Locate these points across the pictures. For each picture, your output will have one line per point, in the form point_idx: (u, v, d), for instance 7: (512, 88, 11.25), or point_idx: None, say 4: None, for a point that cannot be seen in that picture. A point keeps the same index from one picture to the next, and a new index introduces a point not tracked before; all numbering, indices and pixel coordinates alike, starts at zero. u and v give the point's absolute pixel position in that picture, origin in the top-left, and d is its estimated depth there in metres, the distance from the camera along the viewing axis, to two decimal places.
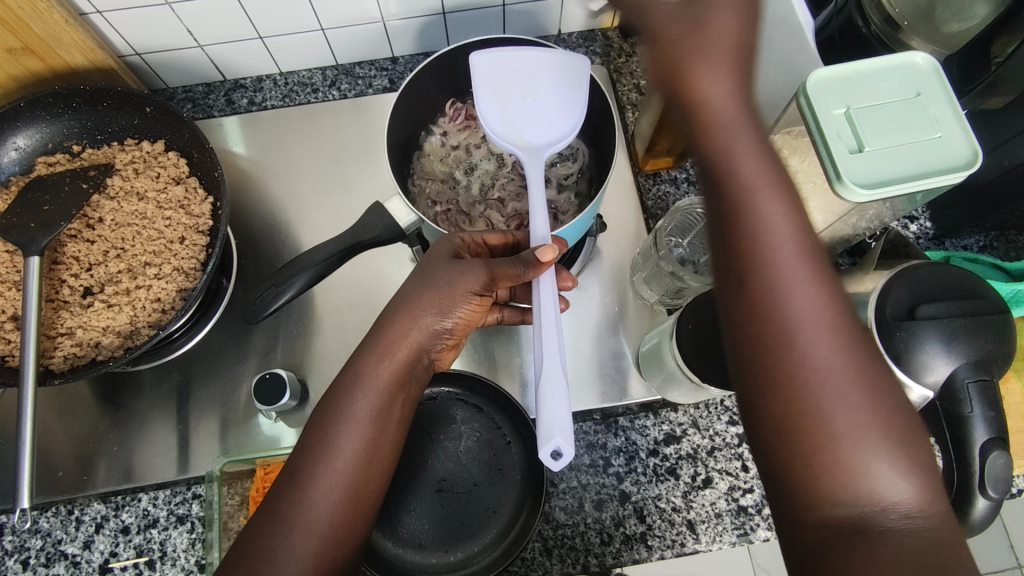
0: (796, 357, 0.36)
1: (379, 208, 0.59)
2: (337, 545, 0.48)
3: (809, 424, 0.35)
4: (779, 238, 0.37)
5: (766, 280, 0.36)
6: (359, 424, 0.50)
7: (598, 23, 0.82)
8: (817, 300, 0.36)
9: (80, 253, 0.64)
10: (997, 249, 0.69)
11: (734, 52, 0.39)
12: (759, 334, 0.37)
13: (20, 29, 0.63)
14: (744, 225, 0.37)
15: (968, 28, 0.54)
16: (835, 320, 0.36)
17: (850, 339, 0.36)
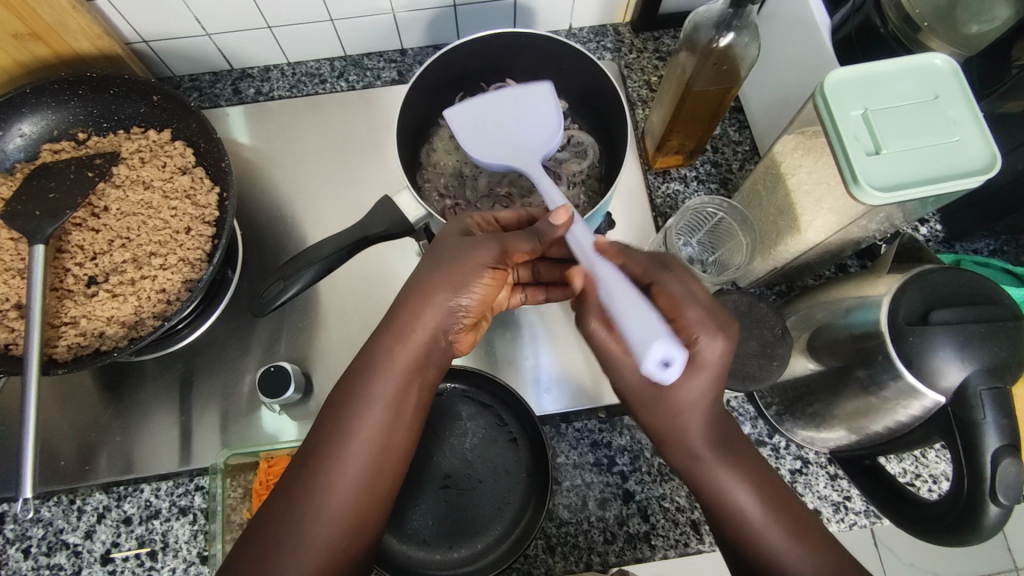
0: (744, 522, 0.46)
1: (388, 201, 0.59)
2: (351, 543, 0.47)
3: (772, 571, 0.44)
4: (695, 408, 0.45)
5: (712, 481, 0.47)
6: (381, 417, 0.49)
7: (609, 18, 0.81)
8: (742, 480, 0.47)
9: (85, 242, 0.63)
10: (1007, 253, 0.69)
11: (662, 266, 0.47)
12: (725, 528, 0.47)
13: (27, 14, 0.62)
14: (703, 480, 0.47)
15: (988, 31, 0.53)
16: (753, 480, 0.47)
17: (772, 496, 0.47)
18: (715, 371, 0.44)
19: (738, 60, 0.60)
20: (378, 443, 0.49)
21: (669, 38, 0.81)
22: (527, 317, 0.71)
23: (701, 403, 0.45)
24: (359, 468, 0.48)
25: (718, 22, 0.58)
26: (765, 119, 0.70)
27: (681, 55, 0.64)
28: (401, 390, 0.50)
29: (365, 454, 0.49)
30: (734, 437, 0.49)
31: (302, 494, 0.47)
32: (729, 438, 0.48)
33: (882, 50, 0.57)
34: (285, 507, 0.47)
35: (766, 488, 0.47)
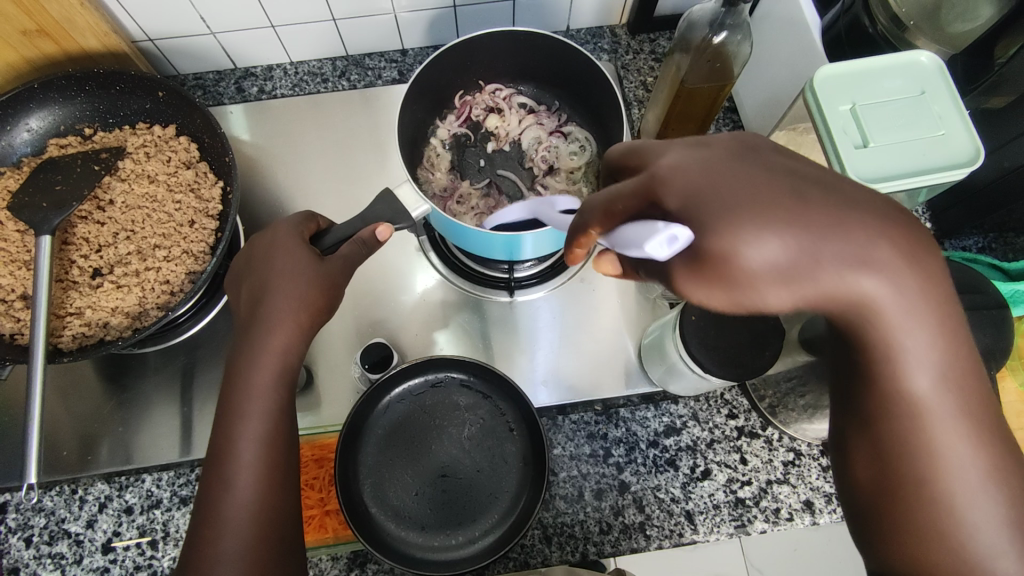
0: (941, 482, 0.30)
1: (388, 194, 0.57)
2: (268, 525, 0.44)
3: (957, 552, 0.30)
4: (883, 303, 0.29)
5: (896, 409, 0.30)
6: (268, 402, 0.46)
7: (606, 19, 0.83)
8: (963, 424, 0.30)
9: (90, 234, 0.65)
10: (995, 251, 0.71)
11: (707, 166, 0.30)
12: (897, 476, 0.31)
13: (36, 11, 0.63)
14: (887, 402, 0.31)
15: (970, 30, 0.54)
16: (982, 424, 0.30)
17: (998, 447, 0.30)
18: (803, 213, 0.28)
19: (732, 58, 0.62)
20: (282, 422, 0.46)
21: (665, 40, 0.83)
22: (524, 312, 0.72)
23: (889, 297, 0.28)
24: (258, 452, 0.45)
25: (712, 21, 0.60)
26: (758, 117, 0.71)
27: (675, 55, 0.65)
28: (282, 375, 0.47)
29: (265, 439, 0.45)
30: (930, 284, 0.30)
31: (217, 489, 0.44)
32: (966, 352, 0.30)
33: (870, 50, 0.58)
34: (210, 497, 0.44)
35: (995, 437, 0.30)
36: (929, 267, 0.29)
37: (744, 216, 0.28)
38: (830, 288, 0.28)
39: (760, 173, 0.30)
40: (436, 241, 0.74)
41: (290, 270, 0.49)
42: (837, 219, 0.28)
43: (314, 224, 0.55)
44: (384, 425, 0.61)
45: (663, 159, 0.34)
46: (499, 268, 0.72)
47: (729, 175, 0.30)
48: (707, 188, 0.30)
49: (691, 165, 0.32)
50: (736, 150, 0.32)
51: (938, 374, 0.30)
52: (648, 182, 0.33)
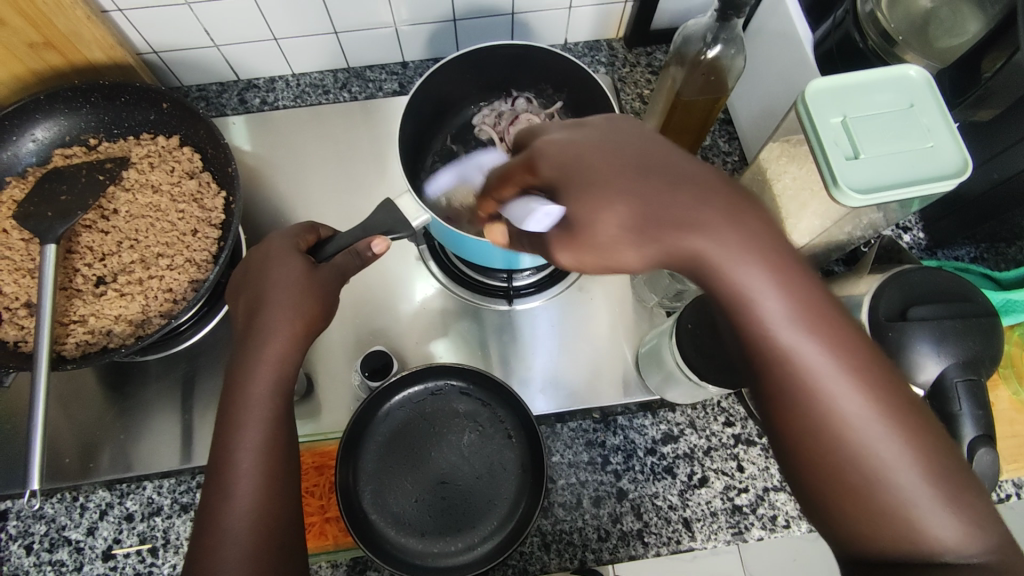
0: (818, 402, 0.34)
1: (389, 204, 0.58)
2: (268, 533, 0.44)
3: (847, 460, 0.34)
4: (717, 255, 0.34)
5: (759, 333, 0.34)
6: (266, 412, 0.46)
7: (603, 33, 0.84)
8: (822, 349, 0.34)
9: (94, 243, 0.65)
10: (987, 260, 0.72)
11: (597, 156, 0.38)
12: (783, 414, 0.35)
13: (43, 24, 0.65)
14: (754, 341, 0.35)
15: (959, 44, 0.57)
16: (836, 343, 0.34)
17: (856, 360, 0.34)
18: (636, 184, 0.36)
19: (726, 72, 0.63)
20: (280, 432, 0.47)
21: (661, 53, 0.85)
22: (523, 321, 0.73)
23: (726, 247, 0.34)
24: (257, 461, 0.45)
25: (706, 35, 0.61)
26: (753, 129, 0.73)
27: (671, 68, 0.67)
28: (280, 384, 0.48)
29: (264, 449, 0.46)
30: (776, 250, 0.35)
31: (217, 499, 0.44)
32: (809, 285, 0.35)
33: (861, 64, 0.60)
34: (212, 506, 0.44)
35: (851, 351, 0.34)
36: (750, 223, 0.35)
37: (595, 187, 0.37)
38: (669, 244, 0.35)
39: (614, 155, 0.38)
40: (436, 250, 0.75)
41: (287, 282, 0.50)
42: (671, 190, 0.36)
43: (313, 236, 0.56)
44: (384, 433, 0.62)
45: (547, 138, 0.41)
46: (498, 277, 0.73)
47: (597, 149, 0.38)
48: (579, 158, 0.38)
49: (566, 144, 0.39)
50: (604, 135, 0.40)
51: (789, 311, 0.34)
52: (533, 157, 0.40)
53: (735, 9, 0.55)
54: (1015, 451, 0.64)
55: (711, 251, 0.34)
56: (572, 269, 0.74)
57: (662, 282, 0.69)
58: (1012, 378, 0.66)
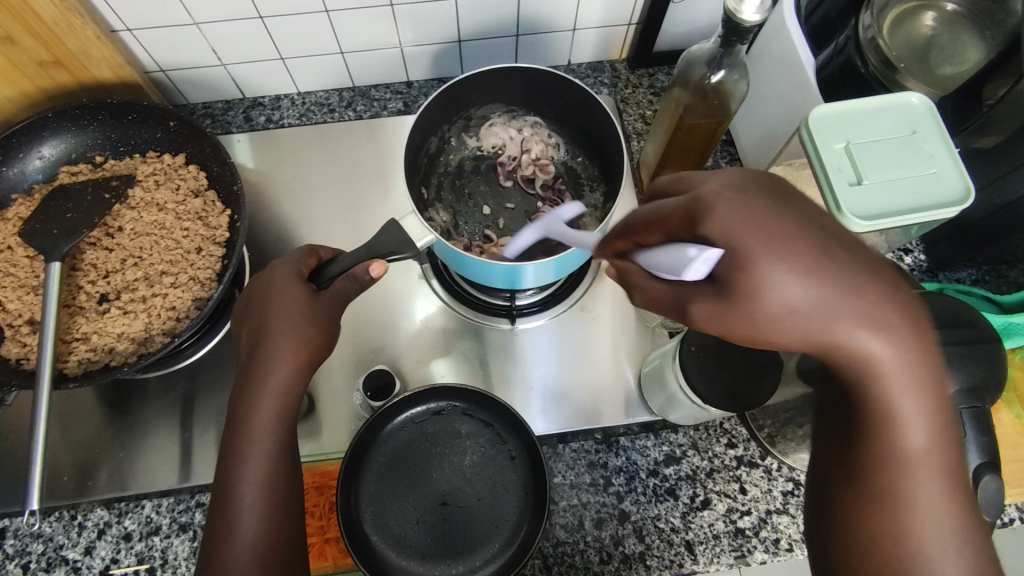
0: (906, 514, 0.34)
1: (394, 224, 0.58)
2: (272, 565, 0.44)
3: (902, 556, 0.34)
4: (892, 371, 0.33)
5: (879, 399, 0.34)
6: (269, 442, 0.47)
7: (607, 54, 0.85)
8: (938, 472, 0.34)
9: (98, 260, 0.66)
10: (989, 282, 0.72)
11: (803, 229, 0.31)
12: (873, 513, 0.35)
13: (54, 44, 0.65)
14: (882, 448, 0.35)
15: (961, 72, 0.58)
16: (948, 466, 0.34)
17: (958, 487, 0.35)
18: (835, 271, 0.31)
19: (729, 95, 0.64)
20: (283, 462, 0.47)
21: (664, 75, 0.85)
22: (525, 340, 0.73)
23: (903, 363, 0.32)
24: (262, 485, 0.45)
25: (710, 60, 0.62)
26: (756, 151, 0.73)
27: (674, 90, 0.67)
28: (284, 414, 0.48)
29: (267, 480, 0.46)
30: (929, 350, 0.33)
31: (221, 530, 0.45)
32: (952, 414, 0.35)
33: (864, 89, 0.60)
34: (219, 530, 0.45)
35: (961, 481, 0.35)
36: (927, 346, 0.33)
37: (774, 253, 0.31)
38: (837, 339, 0.32)
39: (799, 220, 0.32)
40: (439, 268, 0.75)
41: (289, 308, 0.50)
42: (863, 290, 0.31)
43: (314, 259, 0.56)
44: (385, 453, 0.62)
45: (708, 180, 0.34)
46: (500, 296, 0.73)
47: (773, 214, 0.32)
48: (761, 225, 0.32)
49: (736, 196, 0.33)
50: (773, 195, 0.33)
51: (930, 433, 0.34)
52: (698, 209, 0.33)
53: (738, 36, 0.56)
54: (1018, 476, 0.64)
55: (879, 359, 0.32)
56: (574, 289, 0.74)
57: None
58: (1015, 402, 0.66)
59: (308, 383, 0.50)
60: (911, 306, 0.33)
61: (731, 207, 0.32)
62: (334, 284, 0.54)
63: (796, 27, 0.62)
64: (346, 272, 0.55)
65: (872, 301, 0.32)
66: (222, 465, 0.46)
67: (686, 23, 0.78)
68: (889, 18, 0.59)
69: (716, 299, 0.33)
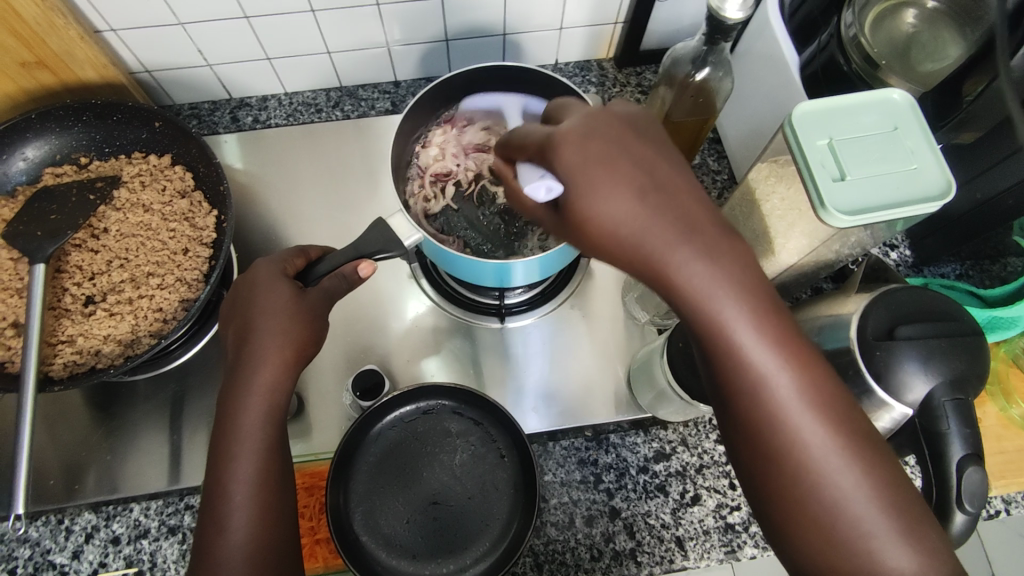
0: (779, 429, 0.34)
1: (381, 223, 0.58)
2: (262, 566, 0.44)
3: (798, 486, 0.34)
4: (697, 285, 0.33)
5: (712, 324, 0.34)
6: (258, 441, 0.46)
7: (594, 53, 0.85)
8: (799, 389, 0.34)
9: (83, 262, 0.65)
10: (972, 277, 0.73)
11: (619, 162, 0.35)
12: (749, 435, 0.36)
13: (36, 44, 0.65)
14: (732, 370, 0.34)
15: (943, 68, 0.59)
16: (797, 360, 0.34)
17: (822, 391, 0.34)
18: (643, 195, 0.34)
19: (714, 93, 0.64)
20: (272, 460, 0.47)
21: (650, 73, 0.86)
22: (514, 338, 0.73)
23: (709, 278, 0.33)
24: (251, 487, 0.45)
25: (694, 58, 0.63)
26: (742, 148, 0.73)
27: (661, 88, 0.68)
28: (271, 413, 0.47)
29: (257, 479, 0.46)
30: (746, 268, 0.34)
31: (211, 530, 0.45)
32: (783, 317, 0.35)
33: (847, 86, 0.61)
34: (209, 532, 0.45)
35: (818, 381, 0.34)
36: (728, 249, 0.34)
37: (592, 189, 0.35)
38: (648, 263, 0.34)
39: (621, 153, 0.35)
40: (428, 267, 0.75)
41: (275, 307, 0.50)
42: (650, 208, 0.34)
43: (301, 259, 0.56)
44: (375, 453, 0.61)
45: (565, 125, 0.38)
46: (489, 294, 0.73)
47: (605, 149, 0.35)
48: (593, 151, 0.35)
49: (584, 134, 0.36)
50: (618, 136, 0.36)
51: (766, 346, 0.34)
52: (547, 149, 0.37)
53: (723, 33, 0.57)
54: (1002, 467, 0.65)
55: (687, 280, 0.33)
56: (564, 286, 0.74)
57: (653, 300, 0.70)
58: (998, 394, 0.67)
59: (295, 381, 0.50)
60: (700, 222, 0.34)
61: (567, 137, 0.37)
62: (321, 283, 0.54)
63: (780, 25, 0.62)
64: (333, 271, 0.55)
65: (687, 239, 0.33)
66: (208, 464, 0.46)
67: (673, 21, 0.78)
68: (870, 17, 0.60)
69: (556, 215, 0.39)
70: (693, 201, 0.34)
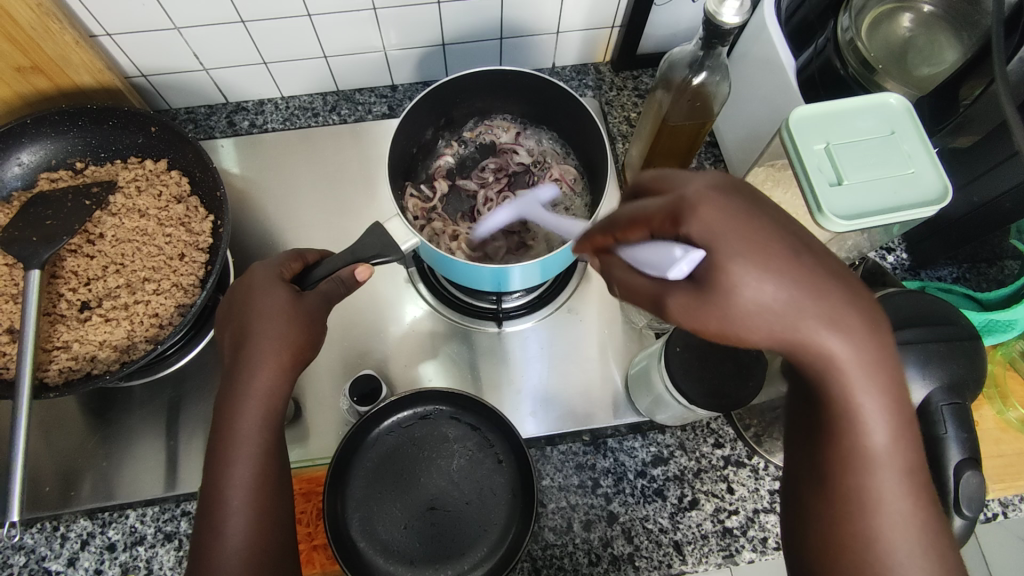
0: (872, 506, 0.35)
1: (378, 228, 0.58)
2: (262, 571, 0.44)
3: (869, 556, 0.35)
4: (851, 371, 0.33)
5: (839, 404, 0.35)
6: (254, 446, 0.46)
7: (591, 57, 0.85)
8: (903, 477, 0.35)
9: (79, 268, 0.65)
10: (969, 280, 0.73)
11: (771, 237, 0.33)
12: (829, 499, 0.36)
13: (31, 49, 0.65)
14: (848, 446, 0.35)
15: (940, 71, 0.59)
16: (910, 459, 0.35)
17: (920, 483, 0.35)
18: (795, 272, 0.32)
19: (711, 98, 0.64)
20: (269, 465, 0.46)
21: (647, 77, 0.86)
22: (511, 341, 0.73)
23: (859, 367, 0.33)
24: (250, 493, 0.45)
25: (691, 62, 0.63)
26: (739, 151, 0.74)
27: (657, 92, 0.68)
28: (269, 416, 0.47)
29: (255, 484, 0.45)
30: (895, 368, 0.34)
31: (207, 535, 0.44)
32: (909, 415, 0.35)
33: (844, 90, 0.61)
34: (207, 537, 0.44)
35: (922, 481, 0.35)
36: (885, 349, 0.34)
37: (741, 256, 0.33)
38: (798, 341, 0.33)
39: (769, 225, 0.34)
40: (425, 272, 0.75)
41: (273, 312, 0.49)
42: (823, 290, 0.33)
43: (299, 263, 0.55)
44: (372, 458, 0.61)
45: (688, 184, 0.36)
46: (487, 299, 0.73)
47: (741, 212, 0.34)
48: (730, 214, 0.34)
49: (717, 198, 0.35)
50: (752, 203, 0.35)
51: (891, 438, 0.35)
52: (680, 210, 0.35)
53: (719, 38, 0.57)
54: (999, 471, 0.65)
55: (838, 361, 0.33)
56: (561, 291, 0.74)
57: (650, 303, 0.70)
58: (996, 397, 0.67)
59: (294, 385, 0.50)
60: (866, 311, 0.33)
61: (696, 193, 0.35)
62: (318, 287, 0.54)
63: (776, 29, 0.62)
64: (329, 275, 0.55)
65: (849, 331, 0.33)
66: (206, 470, 0.46)
67: (669, 25, 0.78)
68: (866, 20, 0.59)
69: (694, 294, 0.34)
70: (858, 287, 0.34)
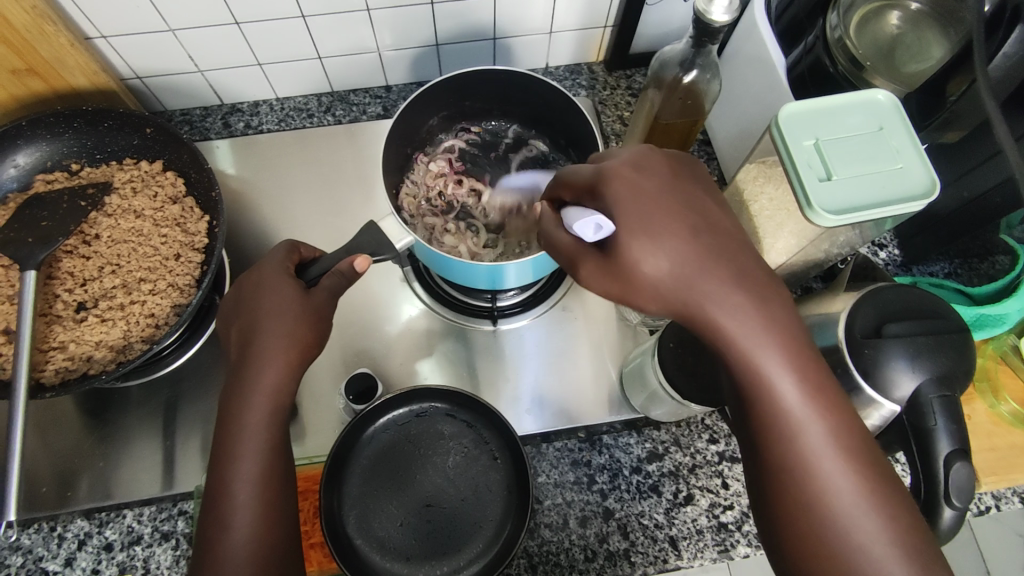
0: (795, 455, 0.36)
1: (372, 226, 0.58)
2: (267, 566, 0.44)
3: (809, 508, 0.36)
4: (733, 326, 0.36)
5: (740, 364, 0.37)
6: (261, 442, 0.46)
7: (584, 57, 0.86)
8: (823, 426, 0.36)
9: (75, 269, 0.65)
10: (960, 275, 0.73)
11: (666, 209, 0.39)
12: (766, 461, 0.38)
13: (26, 51, 0.65)
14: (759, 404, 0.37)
15: (926, 68, 0.59)
16: (823, 404, 0.37)
17: (840, 423, 0.37)
18: (689, 244, 0.38)
19: (702, 95, 0.65)
20: (276, 461, 0.47)
21: (640, 76, 0.86)
22: (506, 339, 0.73)
23: (743, 318, 0.36)
24: (255, 488, 0.45)
25: (682, 60, 0.63)
26: (731, 149, 0.74)
27: (649, 91, 0.68)
28: (275, 412, 0.47)
29: (260, 479, 0.46)
30: (785, 316, 0.37)
31: (214, 530, 0.45)
32: (812, 357, 0.37)
33: (833, 87, 0.62)
34: (212, 531, 0.44)
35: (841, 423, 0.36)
36: (770, 299, 0.37)
37: (638, 232, 0.38)
38: (691, 305, 0.37)
39: (675, 204, 0.39)
40: (420, 271, 0.76)
41: (269, 309, 0.50)
42: (708, 259, 0.37)
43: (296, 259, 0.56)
44: (368, 456, 0.62)
45: (613, 163, 0.42)
46: (482, 297, 0.74)
47: (648, 191, 0.40)
48: (640, 193, 0.40)
49: (631, 177, 0.41)
50: (666, 185, 0.40)
51: (798, 387, 0.36)
52: (599, 184, 0.42)
53: (709, 36, 0.57)
54: (991, 464, 0.65)
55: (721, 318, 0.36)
56: (556, 289, 0.75)
57: None
58: (987, 391, 0.68)
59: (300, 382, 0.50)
60: (748, 274, 0.37)
61: (616, 177, 0.41)
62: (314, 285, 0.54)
63: (766, 27, 0.63)
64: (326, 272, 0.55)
65: (732, 287, 0.36)
66: (212, 465, 0.46)
67: (661, 25, 0.79)
68: (854, 19, 0.60)
69: (599, 259, 0.41)
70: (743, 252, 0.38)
